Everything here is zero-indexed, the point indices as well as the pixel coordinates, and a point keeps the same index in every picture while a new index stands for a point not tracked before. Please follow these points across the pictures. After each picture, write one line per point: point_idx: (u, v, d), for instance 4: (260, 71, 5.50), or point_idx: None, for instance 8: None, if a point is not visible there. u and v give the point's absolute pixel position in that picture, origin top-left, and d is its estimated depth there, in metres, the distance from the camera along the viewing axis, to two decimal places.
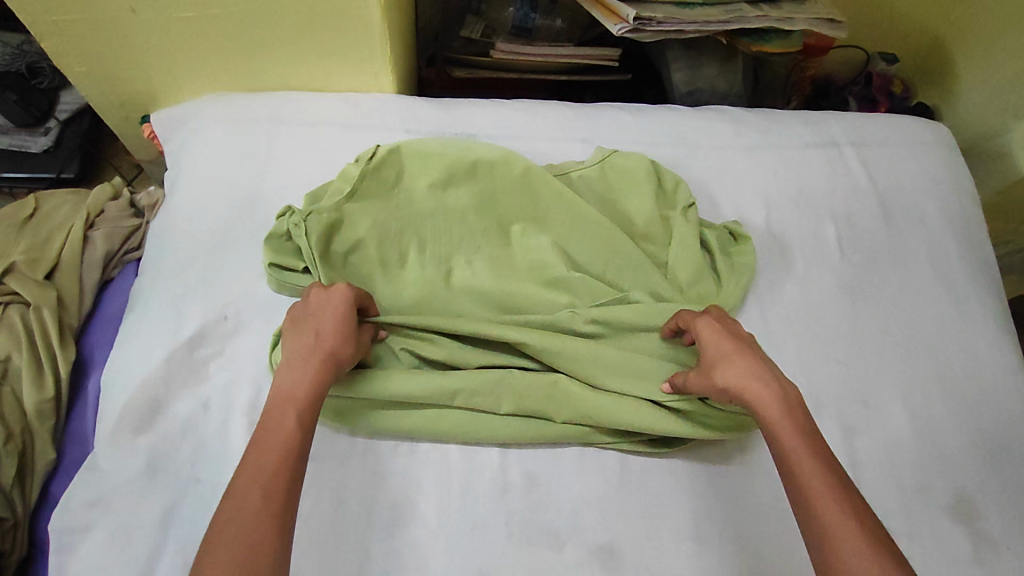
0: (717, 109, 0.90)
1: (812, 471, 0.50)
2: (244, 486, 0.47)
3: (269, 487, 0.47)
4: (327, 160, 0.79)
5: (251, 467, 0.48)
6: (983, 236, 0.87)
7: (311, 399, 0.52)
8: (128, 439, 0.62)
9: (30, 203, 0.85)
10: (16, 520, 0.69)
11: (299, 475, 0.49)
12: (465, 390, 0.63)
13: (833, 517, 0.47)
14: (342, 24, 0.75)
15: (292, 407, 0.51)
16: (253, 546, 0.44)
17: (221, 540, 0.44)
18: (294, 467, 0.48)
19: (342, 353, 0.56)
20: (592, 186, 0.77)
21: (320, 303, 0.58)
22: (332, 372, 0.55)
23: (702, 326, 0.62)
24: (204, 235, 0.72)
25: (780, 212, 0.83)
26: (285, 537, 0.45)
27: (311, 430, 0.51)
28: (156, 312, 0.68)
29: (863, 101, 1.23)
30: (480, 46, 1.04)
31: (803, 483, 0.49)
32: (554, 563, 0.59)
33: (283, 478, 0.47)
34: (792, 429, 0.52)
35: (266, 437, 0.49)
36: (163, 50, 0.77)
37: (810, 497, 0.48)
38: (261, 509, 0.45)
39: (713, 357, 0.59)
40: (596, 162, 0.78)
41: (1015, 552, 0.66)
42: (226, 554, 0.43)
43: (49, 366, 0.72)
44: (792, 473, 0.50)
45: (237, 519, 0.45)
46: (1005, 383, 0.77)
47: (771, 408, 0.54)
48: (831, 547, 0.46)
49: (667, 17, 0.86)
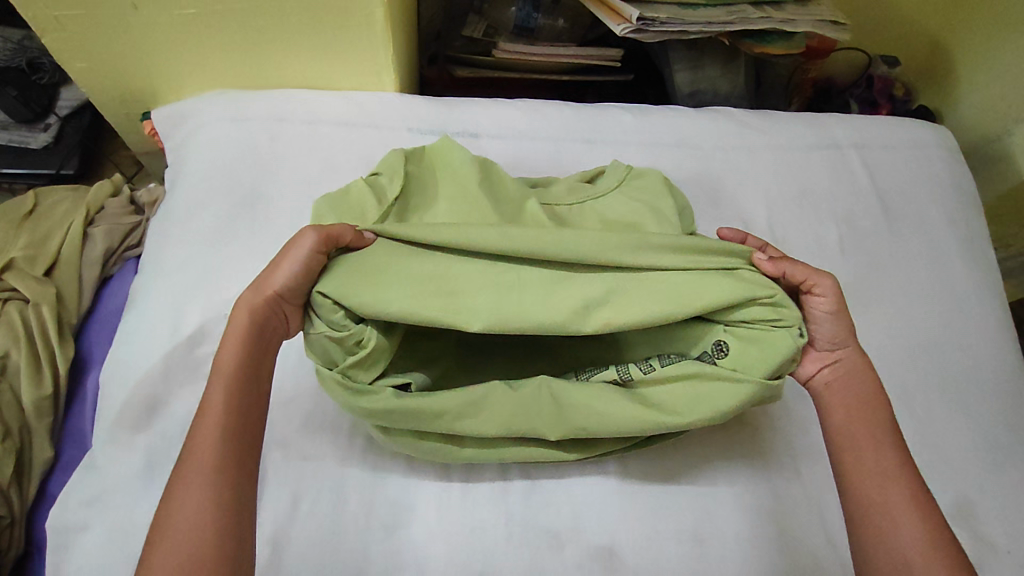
0: (720, 110, 0.90)
1: (886, 451, 0.53)
2: (182, 463, 0.46)
3: (202, 455, 0.46)
4: (327, 159, 0.78)
5: (190, 440, 0.47)
6: (985, 238, 0.87)
7: (242, 362, 0.51)
8: (128, 436, 0.61)
9: (30, 199, 0.85)
10: (14, 517, 0.68)
11: (240, 440, 0.48)
12: (450, 414, 0.56)
13: (900, 493, 0.51)
14: (344, 21, 0.74)
15: (220, 372, 0.50)
16: (196, 515, 0.44)
17: (165, 516, 0.44)
18: (230, 434, 0.48)
19: (266, 274, 0.55)
20: (617, 205, 0.69)
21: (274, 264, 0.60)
22: (248, 314, 0.53)
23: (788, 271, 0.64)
24: (204, 233, 0.72)
25: (782, 213, 0.83)
26: (225, 505, 0.45)
27: (243, 391, 0.50)
28: (155, 309, 0.68)
29: (864, 104, 1.22)
30: (481, 45, 1.04)
31: (880, 459, 0.53)
32: (555, 564, 0.59)
33: (219, 446, 0.47)
34: (874, 408, 0.56)
35: (202, 406, 0.49)
36: (165, 46, 0.76)
37: (886, 476, 0.52)
38: (194, 482, 0.45)
39: None
40: (617, 180, 0.72)
41: (1015, 556, 0.66)
42: (178, 533, 0.43)
43: (48, 365, 0.72)
44: (866, 450, 0.54)
45: (181, 487, 0.45)
46: (1006, 387, 0.77)
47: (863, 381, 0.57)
48: (897, 524, 0.50)
49: (670, 18, 0.86)
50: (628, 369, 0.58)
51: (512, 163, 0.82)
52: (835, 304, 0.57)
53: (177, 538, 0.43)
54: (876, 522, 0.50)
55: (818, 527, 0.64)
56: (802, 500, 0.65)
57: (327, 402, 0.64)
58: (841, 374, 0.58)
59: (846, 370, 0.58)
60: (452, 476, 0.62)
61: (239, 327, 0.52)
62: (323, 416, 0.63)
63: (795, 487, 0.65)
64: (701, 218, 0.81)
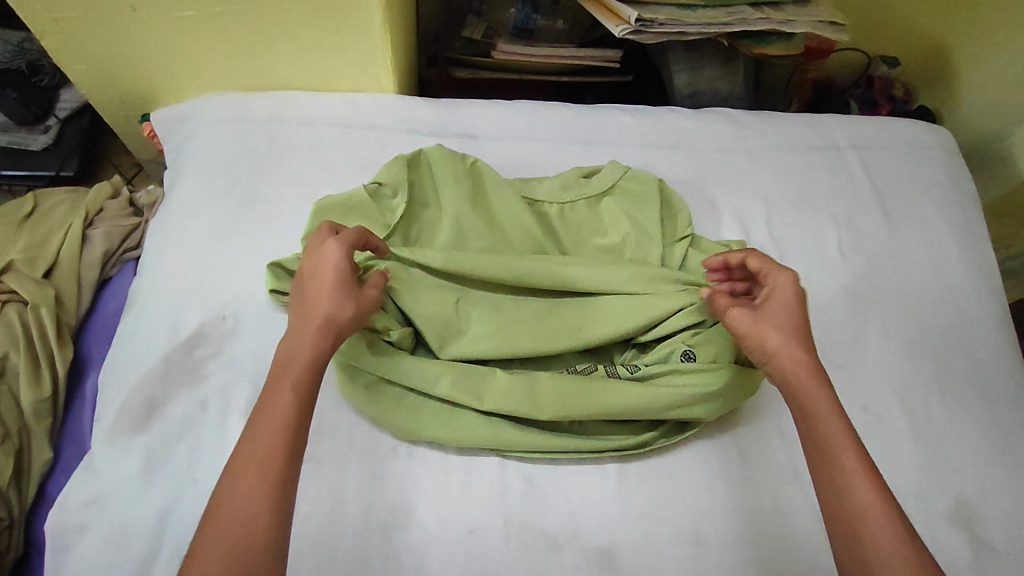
0: (720, 111, 0.90)
1: (849, 455, 0.51)
2: (241, 465, 0.47)
3: (264, 461, 0.47)
4: (326, 160, 0.78)
5: (248, 440, 0.48)
6: (985, 238, 0.87)
7: (308, 373, 0.52)
8: (126, 439, 0.61)
9: (29, 202, 0.85)
10: (12, 520, 0.68)
11: (297, 450, 0.49)
12: (449, 382, 0.63)
13: (866, 495, 0.49)
14: (343, 23, 0.74)
15: (287, 379, 0.51)
16: (248, 522, 0.44)
17: (218, 516, 0.45)
18: (290, 442, 0.48)
19: (339, 315, 0.55)
20: (609, 217, 0.76)
21: (313, 268, 0.57)
22: (330, 339, 0.54)
23: (784, 284, 0.60)
24: (203, 234, 0.72)
25: (781, 215, 0.83)
26: (281, 515, 0.46)
27: (307, 400, 0.51)
28: (154, 311, 0.68)
29: (864, 105, 1.22)
30: (480, 47, 1.04)
31: (841, 468, 0.50)
32: (553, 566, 0.59)
33: (279, 453, 0.47)
34: (828, 413, 0.53)
35: (262, 409, 0.50)
36: (164, 47, 0.76)
37: (849, 480, 0.50)
38: (256, 485, 0.46)
39: (779, 316, 0.58)
40: (610, 184, 0.77)
41: (1015, 558, 0.66)
42: (227, 536, 0.44)
43: (46, 367, 0.72)
44: (825, 457, 0.52)
45: (238, 491, 0.46)
46: (1006, 388, 0.77)
47: (812, 387, 0.55)
48: (859, 531, 0.48)
49: (670, 18, 0.85)
50: (616, 369, 0.66)
51: (510, 165, 0.82)
52: (740, 325, 0.59)
53: (227, 538, 0.44)
54: (844, 529, 0.49)
55: (817, 528, 0.64)
56: (802, 501, 0.65)
57: (326, 404, 0.64)
58: (787, 388, 0.56)
59: (790, 379, 0.56)
60: (449, 450, 0.63)
61: (314, 344, 0.53)
62: (321, 418, 0.63)
63: (795, 488, 0.65)
64: (700, 219, 0.81)
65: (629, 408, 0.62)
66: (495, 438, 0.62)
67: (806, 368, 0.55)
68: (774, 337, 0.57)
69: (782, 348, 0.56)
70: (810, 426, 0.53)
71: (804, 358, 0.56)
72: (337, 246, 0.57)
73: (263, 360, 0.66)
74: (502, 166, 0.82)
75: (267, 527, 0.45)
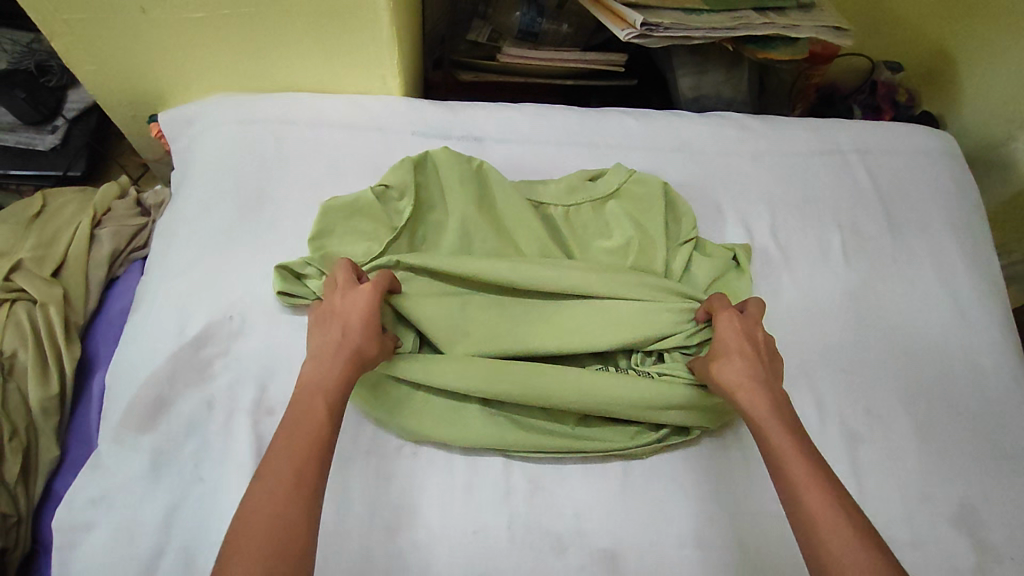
0: (724, 116, 0.90)
1: (797, 464, 0.51)
2: (271, 473, 0.48)
3: (299, 472, 0.48)
4: (332, 162, 0.79)
5: (277, 452, 0.49)
6: (987, 243, 0.87)
7: (336, 396, 0.54)
8: (132, 437, 0.62)
9: (38, 201, 0.85)
10: (19, 516, 0.69)
11: (326, 461, 0.50)
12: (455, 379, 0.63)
13: (817, 499, 0.49)
14: (350, 25, 0.75)
15: (319, 399, 0.53)
16: (287, 525, 0.45)
17: (245, 523, 0.45)
18: (320, 454, 0.50)
19: (367, 351, 0.57)
20: (615, 220, 0.76)
21: (345, 305, 0.59)
22: (356, 371, 0.56)
23: (725, 318, 0.64)
24: (210, 234, 0.73)
25: (785, 218, 0.83)
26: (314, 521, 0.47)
27: (337, 418, 0.53)
28: (162, 310, 0.68)
29: (866, 110, 1.24)
30: (486, 50, 1.04)
31: (790, 477, 0.51)
32: (557, 566, 0.59)
33: (313, 462, 0.49)
34: (778, 428, 0.55)
35: (293, 424, 0.51)
36: (175, 49, 0.77)
37: (796, 487, 0.50)
38: (283, 491, 0.47)
39: (722, 350, 0.62)
40: (615, 187, 0.77)
41: (1018, 563, 0.66)
42: (256, 539, 0.44)
43: (55, 365, 0.72)
44: (778, 467, 0.52)
45: (262, 498, 0.46)
46: (1008, 392, 0.77)
47: (759, 406, 0.57)
48: (814, 534, 0.47)
49: (674, 23, 0.86)
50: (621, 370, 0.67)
51: (515, 168, 0.82)
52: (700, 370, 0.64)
53: (259, 542, 0.44)
54: (802, 535, 0.48)
55: None
56: None
57: None
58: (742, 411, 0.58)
59: (742, 401, 0.58)
60: (453, 449, 0.64)
61: (343, 370, 0.55)
62: None
63: None
64: (704, 223, 0.82)
65: (634, 407, 0.64)
66: (501, 437, 0.62)
67: (751, 390, 0.58)
68: (718, 369, 0.61)
69: (725, 377, 0.60)
70: (763, 442, 0.55)
71: (754, 382, 0.58)
72: (375, 288, 0.60)
73: (268, 361, 0.66)
74: (506, 168, 0.82)
75: (302, 532, 0.45)
